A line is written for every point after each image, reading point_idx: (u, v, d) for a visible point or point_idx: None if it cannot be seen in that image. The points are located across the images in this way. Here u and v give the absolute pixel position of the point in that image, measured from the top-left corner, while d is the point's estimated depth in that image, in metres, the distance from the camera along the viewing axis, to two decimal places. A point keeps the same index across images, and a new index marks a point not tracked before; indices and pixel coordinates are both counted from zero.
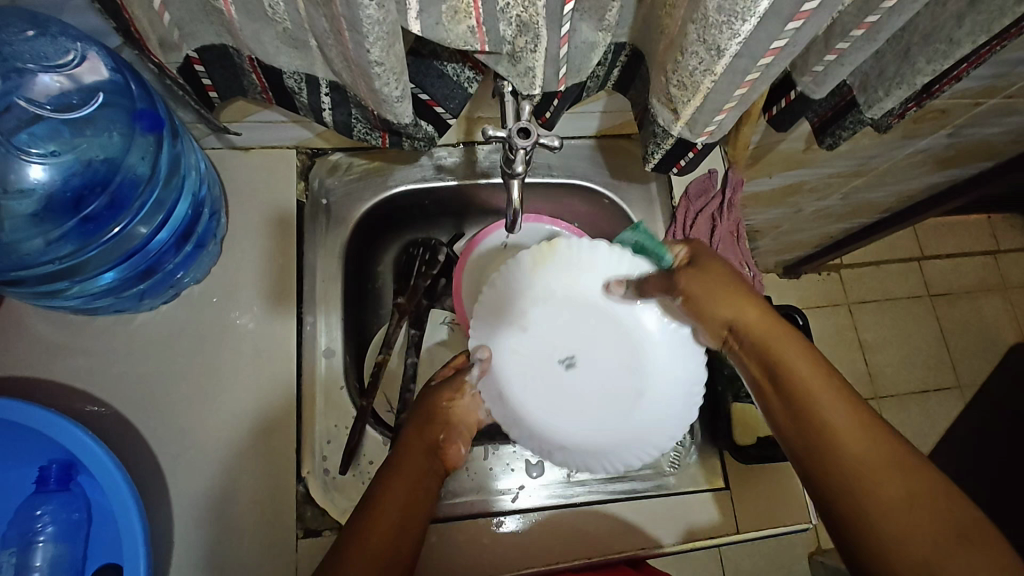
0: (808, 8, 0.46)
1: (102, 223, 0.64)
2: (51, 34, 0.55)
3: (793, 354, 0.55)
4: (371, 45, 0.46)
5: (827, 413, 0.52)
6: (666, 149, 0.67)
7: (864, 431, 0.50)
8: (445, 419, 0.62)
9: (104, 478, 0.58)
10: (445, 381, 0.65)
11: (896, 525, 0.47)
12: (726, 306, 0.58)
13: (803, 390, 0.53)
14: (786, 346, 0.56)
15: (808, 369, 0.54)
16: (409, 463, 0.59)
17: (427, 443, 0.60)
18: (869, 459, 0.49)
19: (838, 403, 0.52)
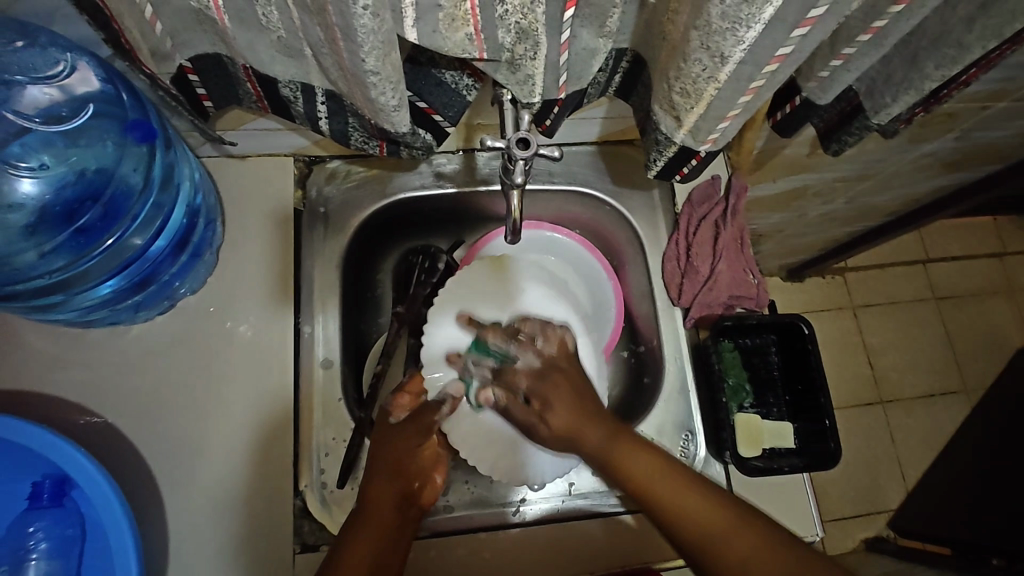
0: (815, 14, 0.45)
1: (94, 236, 0.62)
2: (40, 45, 0.54)
3: (634, 460, 0.60)
4: (366, 55, 0.45)
5: (669, 503, 0.57)
6: (669, 157, 0.66)
7: (706, 511, 0.56)
8: (417, 464, 0.66)
9: (95, 494, 0.58)
10: (415, 418, 0.69)
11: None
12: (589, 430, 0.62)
13: (654, 492, 0.59)
14: (628, 452, 0.61)
15: (648, 473, 0.59)
16: (382, 512, 0.61)
17: (406, 486, 0.64)
18: (721, 539, 0.54)
19: (668, 483, 0.59)
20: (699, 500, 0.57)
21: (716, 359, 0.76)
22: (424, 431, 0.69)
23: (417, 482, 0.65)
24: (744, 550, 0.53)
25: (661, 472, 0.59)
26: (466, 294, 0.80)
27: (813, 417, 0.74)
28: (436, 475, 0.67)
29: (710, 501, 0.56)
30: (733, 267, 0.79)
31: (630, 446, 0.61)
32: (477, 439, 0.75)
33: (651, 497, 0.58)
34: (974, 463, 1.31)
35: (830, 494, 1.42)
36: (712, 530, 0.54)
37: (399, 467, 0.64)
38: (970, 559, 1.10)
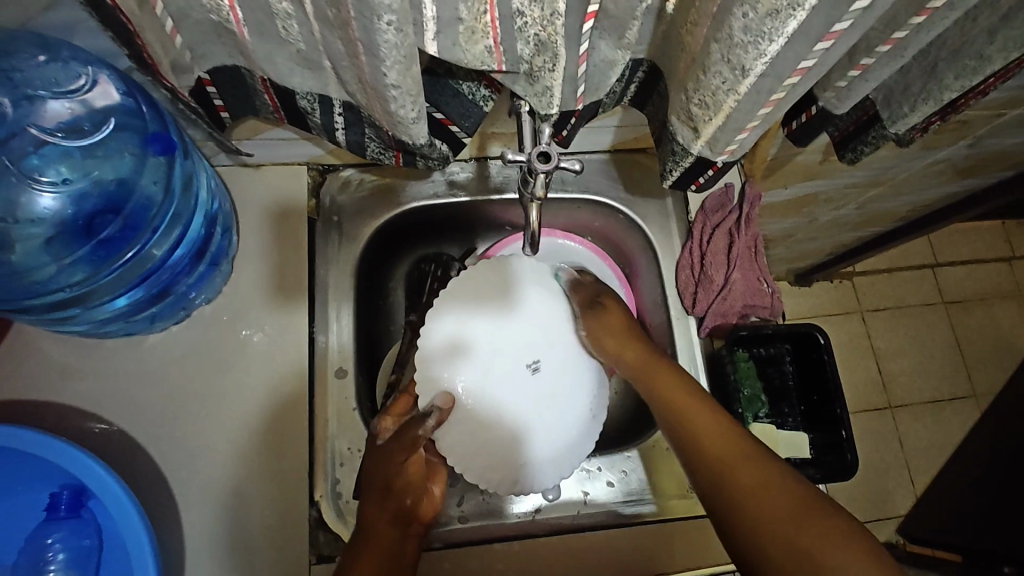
0: (839, 28, 0.45)
1: (114, 249, 0.63)
2: (62, 59, 0.55)
3: (673, 389, 0.65)
4: (388, 69, 0.45)
5: (694, 422, 0.61)
6: (686, 166, 0.66)
7: (727, 436, 0.58)
8: (410, 480, 0.65)
9: (114, 505, 0.58)
10: (399, 437, 0.66)
11: (760, 506, 0.50)
12: (630, 348, 0.70)
13: (684, 416, 0.62)
14: (665, 378, 0.66)
15: (682, 396, 0.64)
16: (382, 528, 0.61)
17: (403, 507, 0.63)
18: (743, 457, 0.55)
19: (704, 417, 0.61)
20: (730, 427, 0.59)
21: (731, 369, 0.76)
22: (407, 446, 0.66)
23: (417, 498, 0.65)
24: (759, 475, 0.53)
25: (701, 402, 0.62)
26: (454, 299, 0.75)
27: (829, 428, 0.75)
28: (432, 488, 0.68)
29: (737, 433, 0.58)
30: (747, 275, 0.79)
31: (671, 380, 0.66)
32: (474, 448, 0.72)
33: (681, 417, 0.62)
34: (984, 469, 1.31)
35: (839, 500, 1.41)
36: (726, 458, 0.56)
37: (388, 488, 0.63)
38: (981, 566, 1.09)
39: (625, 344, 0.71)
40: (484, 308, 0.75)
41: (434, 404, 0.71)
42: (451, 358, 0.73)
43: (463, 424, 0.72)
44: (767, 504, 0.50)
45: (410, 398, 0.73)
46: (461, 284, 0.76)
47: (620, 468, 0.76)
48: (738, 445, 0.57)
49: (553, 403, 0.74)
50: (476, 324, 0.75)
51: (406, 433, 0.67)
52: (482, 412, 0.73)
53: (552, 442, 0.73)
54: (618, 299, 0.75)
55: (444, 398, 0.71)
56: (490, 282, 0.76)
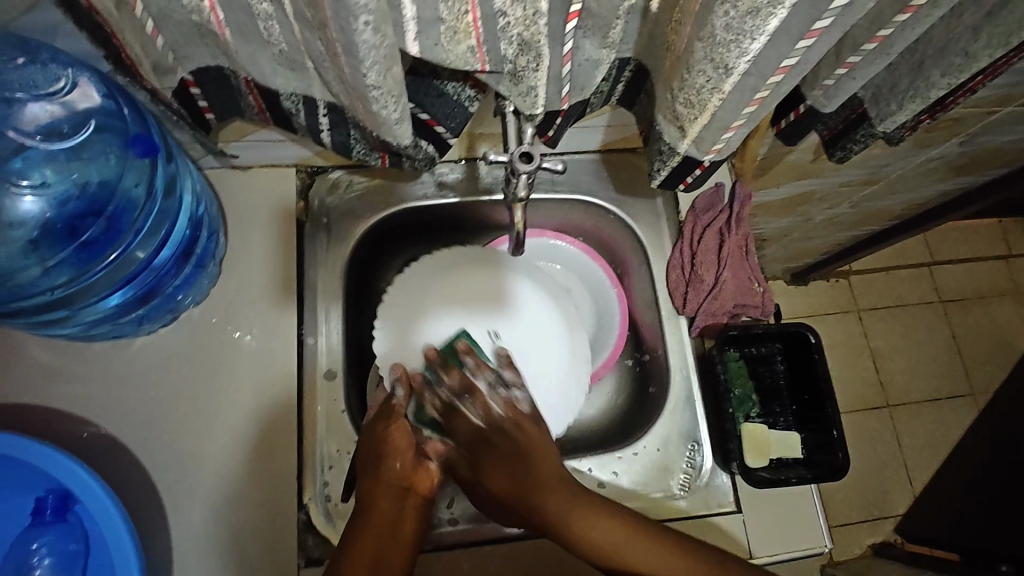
0: (821, 25, 0.44)
1: (99, 250, 0.63)
2: (41, 61, 0.55)
3: (554, 505, 0.61)
4: (368, 69, 0.45)
5: (596, 534, 0.59)
6: (673, 166, 0.66)
7: (643, 548, 0.58)
8: (398, 449, 0.65)
9: (100, 509, 0.58)
10: (379, 413, 0.67)
11: None
12: (541, 496, 0.61)
13: (585, 535, 0.59)
14: (551, 496, 0.61)
15: (574, 512, 0.60)
16: (380, 501, 0.62)
17: (394, 475, 0.64)
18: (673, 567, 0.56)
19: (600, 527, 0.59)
20: (633, 534, 0.59)
21: (721, 368, 0.75)
22: (388, 417, 0.66)
23: (410, 466, 0.65)
24: None
25: (596, 513, 0.60)
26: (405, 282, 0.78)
27: (820, 426, 0.75)
28: (429, 462, 0.66)
29: (649, 537, 0.58)
30: (738, 275, 0.78)
31: (563, 495, 0.61)
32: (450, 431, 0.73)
33: (580, 535, 0.59)
34: (982, 468, 1.30)
35: (836, 500, 1.41)
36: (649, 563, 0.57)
37: (379, 460, 0.64)
38: (978, 566, 1.08)
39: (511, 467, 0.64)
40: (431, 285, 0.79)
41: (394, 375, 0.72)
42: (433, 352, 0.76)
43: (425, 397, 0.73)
44: None
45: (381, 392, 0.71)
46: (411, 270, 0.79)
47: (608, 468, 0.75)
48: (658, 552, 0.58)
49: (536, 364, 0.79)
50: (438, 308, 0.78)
51: (386, 407, 0.68)
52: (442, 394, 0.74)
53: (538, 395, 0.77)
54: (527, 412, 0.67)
55: (399, 370, 0.72)
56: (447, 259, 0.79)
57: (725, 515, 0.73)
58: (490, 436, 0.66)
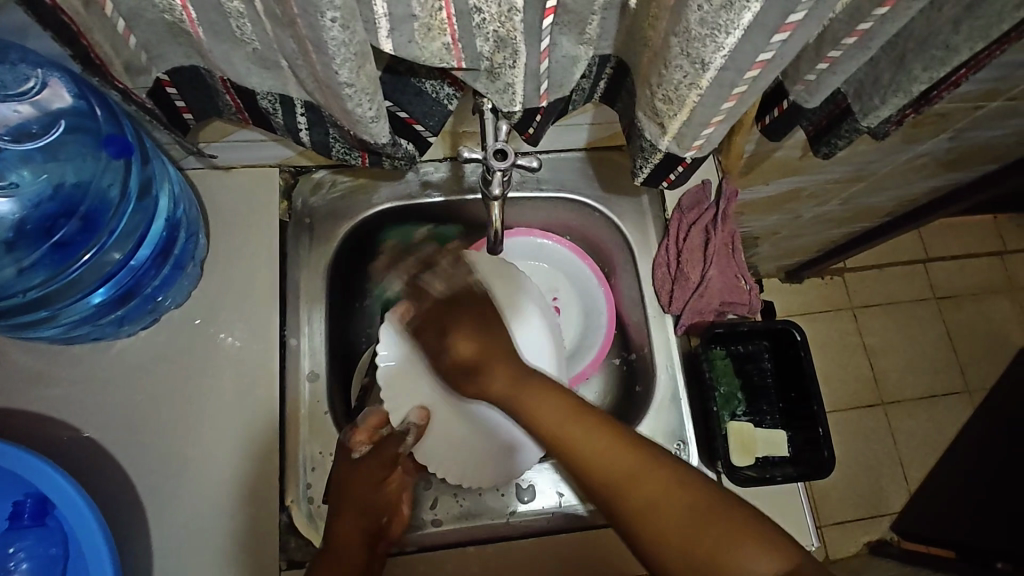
0: (795, 19, 0.44)
1: (72, 252, 0.62)
2: (9, 62, 0.53)
3: (550, 404, 0.57)
4: (339, 67, 0.45)
5: (574, 440, 0.53)
6: (655, 163, 0.65)
7: (614, 450, 0.52)
8: (385, 500, 0.66)
9: (78, 515, 0.57)
10: (377, 451, 0.69)
11: (660, 522, 0.47)
12: (494, 377, 0.62)
13: (558, 436, 0.55)
14: (540, 399, 0.58)
15: (556, 414, 0.56)
16: (357, 550, 0.62)
17: (377, 525, 0.65)
18: (635, 471, 0.50)
19: (583, 435, 0.53)
20: (595, 429, 0.54)
21: (707, 366, 0.75)
22: (389, 463, 0.68)
23: (390, 516, 0.67)
24: (653, 492, 0.49)
25: (577, 415, 0.55)
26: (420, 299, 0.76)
27: (807, 424, 0.74)
28: (402, 507, 0.68)
29: (618, 439, 0.52)
30: (725, 273, 0.77)
31: (551, 399, 0.57)
32: (444, 458, 0.72)
33: (565, 447, 0.54)
34: (977, 465, 1.29)
35: (831, 498, 1.40)
36: (612, 471, 0.51)
37: (365, 505, 0.65)
38: (972, 563, 1.08)
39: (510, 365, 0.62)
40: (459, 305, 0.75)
41: (409, 420, 0.72)
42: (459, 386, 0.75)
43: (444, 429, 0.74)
44: (666, 519, 0.47)
45: (380, 414, 0.71)
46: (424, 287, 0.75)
47: None
48: (616, 456, 0.51)
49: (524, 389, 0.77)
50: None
51: (387, 447, 0.69)
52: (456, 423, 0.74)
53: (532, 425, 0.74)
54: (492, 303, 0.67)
55: (417, 414, 0.72)
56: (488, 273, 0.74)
57: None
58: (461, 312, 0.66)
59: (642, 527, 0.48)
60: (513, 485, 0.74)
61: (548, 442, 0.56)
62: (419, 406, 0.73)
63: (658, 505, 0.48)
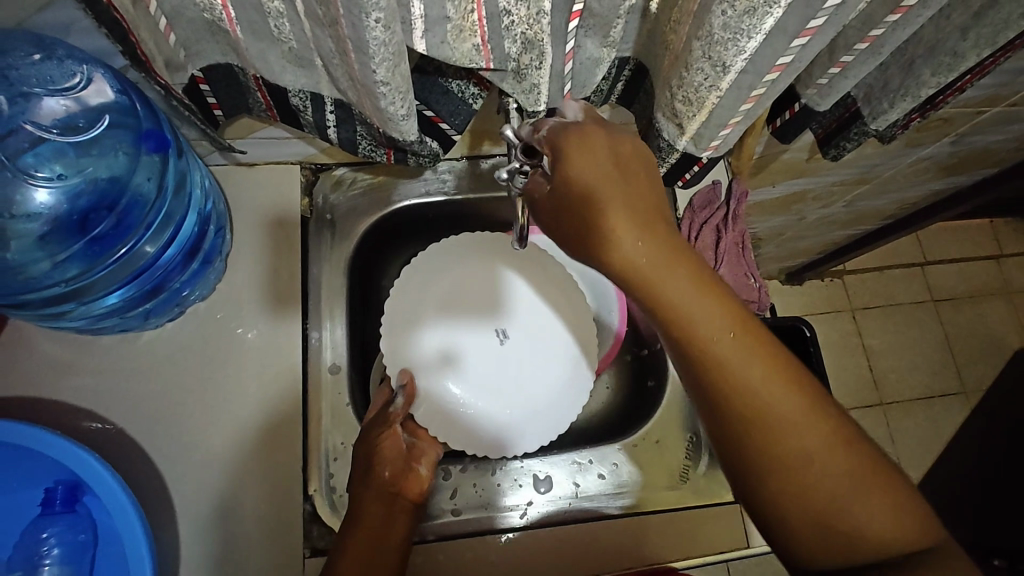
0: (814, 25, 0.46)
1: (109, 244, 0.64)
2: (57, 57, 0.55)
3: (677, 290, 0.47)
4: (377, 66, 0.46)
5: (689, 321, 0.48)
6: (672, 162, 0.67)
7: (767, 378, 0.49)
8: (391, 460, 0.68)
9: (113, 502, 0.59)
10: (376, 419, 0.71)
11: (794, 447, 0.49)
12: (623, 231, 0.47)
13: (691, 327, 0.48)
14: (677, 283, 0.47)
15: (714, 320, 0.48)
16: (369, 510, 0.65)
17: (382, 484, 0.66)
18: (788, 424, 0.49)
19: (736, 351, 0.48)
20: (748, 354, 0.48)
21: None
22: (382, 426, 0.70)
23: (398, 475, 0.67)
24: (791, 427, 0.49)
25: (725, 316, 0.48)
26: (421, 277, 0.78)
27: None
28: (418, 467, 0.69)
29: (771, 366, 0.49)
30: (736, 271, 0.81)
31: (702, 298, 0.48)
32: (440, 422, 0.72)
33: (700, 356, 0.48)
34: None
35: None
36: (755, 403, 0.48)
37: (369, 469, 0.67)
38: None
39: (653, 232, 0.47)
40: (441, 283, 0.78)
41: (396, 381, 0.72)
42: (466, 345, 0.76)
43: (435, 396, 0.74)
44: (803, 447, 0.49)
45: (388, 390, 0.74)
46: (417, 271, 0.78)
47: (612, 460, 0.75)
48: (764, 381, 0.49)
49: (535, 367, 0.77)
50: (436, 293, 0.78)
51: (381, 415, 0.71)
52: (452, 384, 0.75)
53: (536, 398, 0.76)
54: (629, 135, 0.51)
55: (404, 376, 0.72)
56: (477, 244, 0.80)
57: (723, 506, 0.73)
58: (585, 125, 0.50)
59: (770, 477, 0.49)
60: (530, 476, 0.75)
61: (669, 329, 0.49)
62: (404, 368, 0.73)
63: (796, 446, 0.49)
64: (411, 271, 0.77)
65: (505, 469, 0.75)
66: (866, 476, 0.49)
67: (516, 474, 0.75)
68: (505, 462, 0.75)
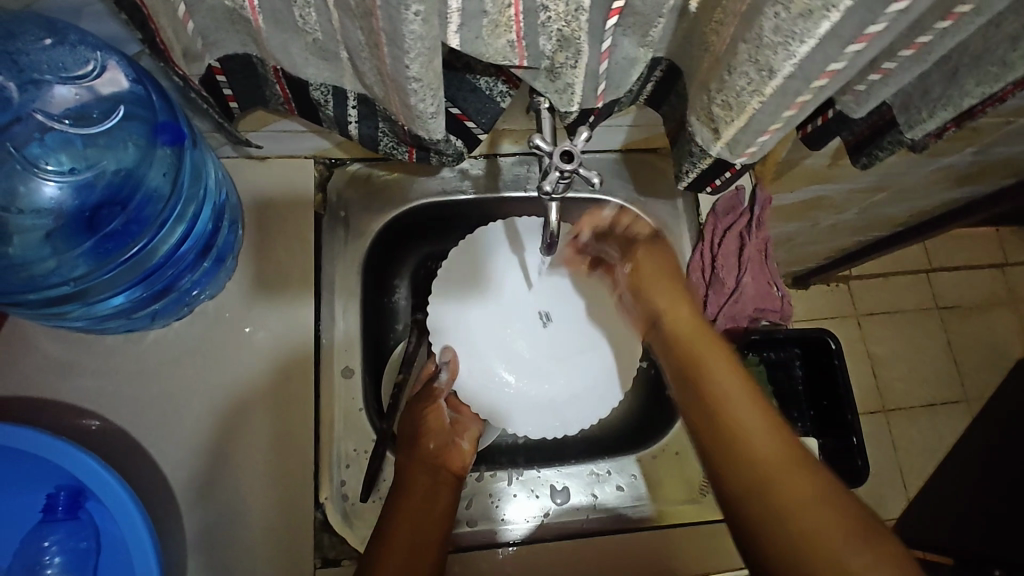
0: (873, 30, 0.44)
1: (121, 242, 0.61)
2: (70, 43, 0.52)
3: (713, 360, 0.60)
4: (411, 61, 0.44)
5: (714, 385, 0.59)
6: (702, 168, 0.65)
7: (781, 447, 0.54)
8: (435, 432, 0.69)
9: (120, 511, 0.56)
10: (421, 395, 0.72)
11: (799, 508, 0.50)
12: (655, 288, 0.66)
13: (714, 396, 0.58)
14: (711, 356, 0.61)
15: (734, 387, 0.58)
16: (416, 478, 0.65)
17: (427, 454, 0.67)
18: (793, 487, 0.51)
19: (754, 413, 0.56)
20: (770, 425, 0.55)
21: None
22: (427, 400, 0.71)
23: (441, 447, 0.69)
24: (797, 489, 0.51)
25: (745, 388, 0.58)
26: (469, 253, 0.74)
27: (841, 433, 0.75)
28: (460, 441, 0.70)
29: (785, 441, 0.54)
30: (758, 280, 0.79)
31: (716, 352, 0.61)
32: (483, 399, 0.70)
33: (724, 420, 0.56)
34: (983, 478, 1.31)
35: None
36: (761, 452, 0.54)
37: (415, 439, 0.68)
38: None
39: (674, 298, 0.65)
40: (496, 255, 0.73)
41: (443, 356, 0.70)
42: (508, 322, 0.72)
43: (477, 375, 0.71)
44: (809, 511, 0.49)
45: (432, 365, 0.74)
46: (469, 244, 0.74)
47: (630, 472, 0.74)
48: (775, 449, 0.54)
49: (573, 356, 0.72)
50: (489, 265, 0.73)
51: (426, 390, 0.72)
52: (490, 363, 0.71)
53: (569, 386, 0.71)
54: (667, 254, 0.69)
55: (449, 352, 0.70)
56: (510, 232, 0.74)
57: None
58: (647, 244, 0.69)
59: (768, 529, 0.50)
60: (547, 487, 0.73)
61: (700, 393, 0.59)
62: (449, 344, 0.71)
63: (803, 515, 0.49)
64: (460, 249, 0.74)
65: (521, 479, 0.73)
66: (876, 538, 0.48)
67: (533, 484, 0.73)
68: (522, 472, 0.74)
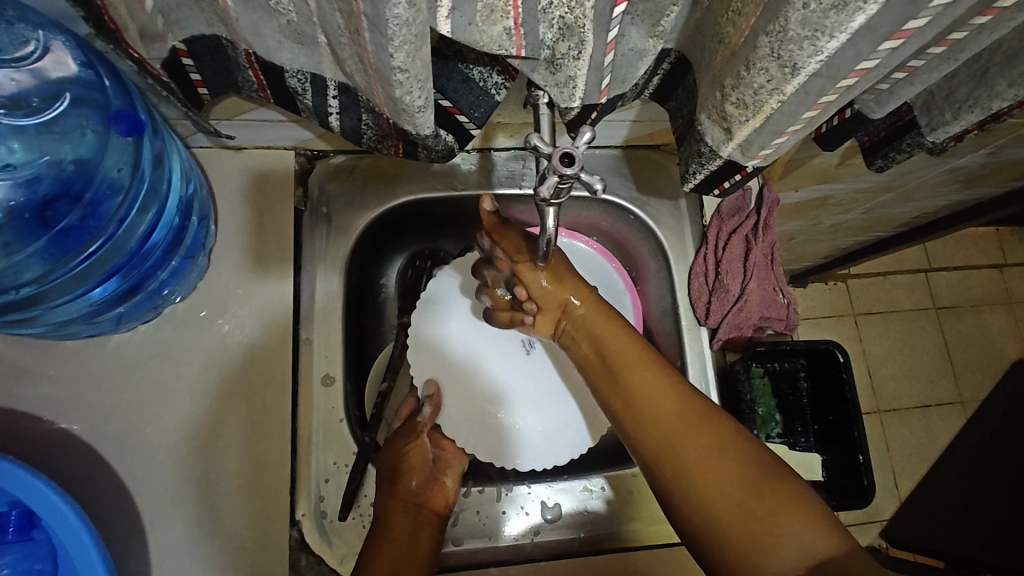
0: (912, 26, 0.40)
1: (75, 240, 0.56)
2: (6, 22, 0.45)
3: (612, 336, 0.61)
4: (396, 49, 0.39)
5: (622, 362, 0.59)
6: (711, 169, 0.61)
7: (680, 411, 0.54)
8: (416, 471, 0.64)
9: (70, 538, 0.52)
10: (400, 431, 0.68)
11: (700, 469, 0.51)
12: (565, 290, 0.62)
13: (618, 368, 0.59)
14: (610, 329, 0.61)
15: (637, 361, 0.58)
16: (397, 518, 0.61)
17: (409, 493, 0.63)
18: (693, 452, 0.52)
19: (654, 383, 0.57)
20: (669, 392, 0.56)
21: (745, 387, 0.73)
22: (409, 435, 0.67)
23: (424, 485, 0.64)
24: (697, 450, 0.52)
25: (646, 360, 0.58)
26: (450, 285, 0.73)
27: (846, 449, 0.73)
28: (444, 478, 0.66)
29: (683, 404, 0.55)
30: (764, 286, 0.75)
31: (629, 351, 0.59)
32: (468, 430, 0.70)
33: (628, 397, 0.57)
34: None
35: None
36: (664, 428, 0.54)
37: (394, 475, 0.64)
38: None
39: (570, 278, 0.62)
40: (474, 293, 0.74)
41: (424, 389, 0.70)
42: (490, 354, 0.73)
43: (460, 406, 0.71)
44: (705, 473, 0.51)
45: (412, 400, 0.71)
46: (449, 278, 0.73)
47: (624, 488, 0.71)
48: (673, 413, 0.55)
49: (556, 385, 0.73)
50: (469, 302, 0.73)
51: (408, 424, 0.68)
52: (471, 395, 0.72)
53: (553, 414, 0.72)
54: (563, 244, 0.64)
55: (432, 385, 0.70)
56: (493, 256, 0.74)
57: None
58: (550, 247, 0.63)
59: (684, 499, 0.52)
60: (538, 503, 0.70)
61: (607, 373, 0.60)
62: (431, 379, 0.71)
63: (702, 473, 0.51)
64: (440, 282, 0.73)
65: (511, 496, 0.70)
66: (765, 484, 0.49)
67: (523, 501, 0.70)
68: (511, 488, 0.70)
